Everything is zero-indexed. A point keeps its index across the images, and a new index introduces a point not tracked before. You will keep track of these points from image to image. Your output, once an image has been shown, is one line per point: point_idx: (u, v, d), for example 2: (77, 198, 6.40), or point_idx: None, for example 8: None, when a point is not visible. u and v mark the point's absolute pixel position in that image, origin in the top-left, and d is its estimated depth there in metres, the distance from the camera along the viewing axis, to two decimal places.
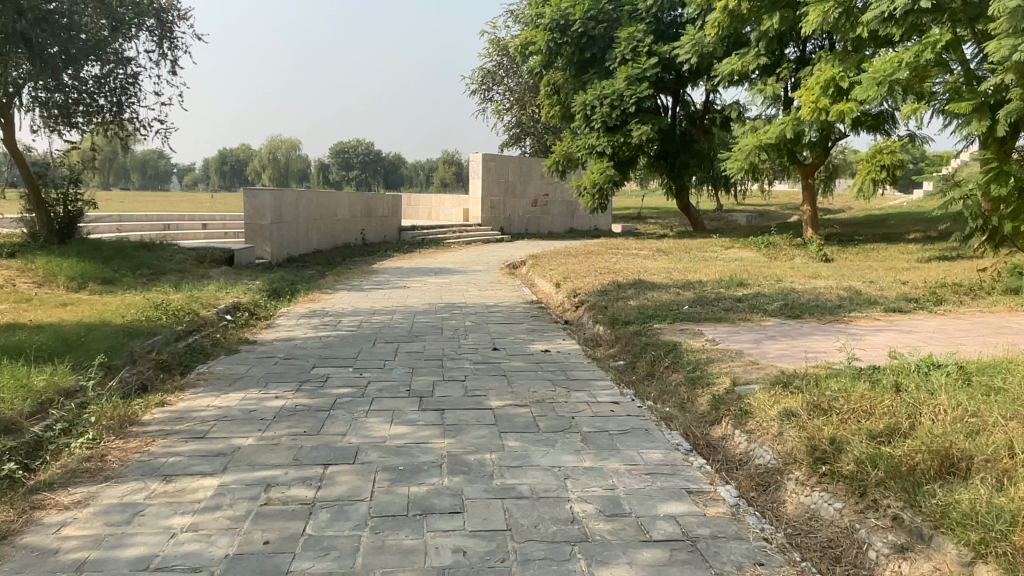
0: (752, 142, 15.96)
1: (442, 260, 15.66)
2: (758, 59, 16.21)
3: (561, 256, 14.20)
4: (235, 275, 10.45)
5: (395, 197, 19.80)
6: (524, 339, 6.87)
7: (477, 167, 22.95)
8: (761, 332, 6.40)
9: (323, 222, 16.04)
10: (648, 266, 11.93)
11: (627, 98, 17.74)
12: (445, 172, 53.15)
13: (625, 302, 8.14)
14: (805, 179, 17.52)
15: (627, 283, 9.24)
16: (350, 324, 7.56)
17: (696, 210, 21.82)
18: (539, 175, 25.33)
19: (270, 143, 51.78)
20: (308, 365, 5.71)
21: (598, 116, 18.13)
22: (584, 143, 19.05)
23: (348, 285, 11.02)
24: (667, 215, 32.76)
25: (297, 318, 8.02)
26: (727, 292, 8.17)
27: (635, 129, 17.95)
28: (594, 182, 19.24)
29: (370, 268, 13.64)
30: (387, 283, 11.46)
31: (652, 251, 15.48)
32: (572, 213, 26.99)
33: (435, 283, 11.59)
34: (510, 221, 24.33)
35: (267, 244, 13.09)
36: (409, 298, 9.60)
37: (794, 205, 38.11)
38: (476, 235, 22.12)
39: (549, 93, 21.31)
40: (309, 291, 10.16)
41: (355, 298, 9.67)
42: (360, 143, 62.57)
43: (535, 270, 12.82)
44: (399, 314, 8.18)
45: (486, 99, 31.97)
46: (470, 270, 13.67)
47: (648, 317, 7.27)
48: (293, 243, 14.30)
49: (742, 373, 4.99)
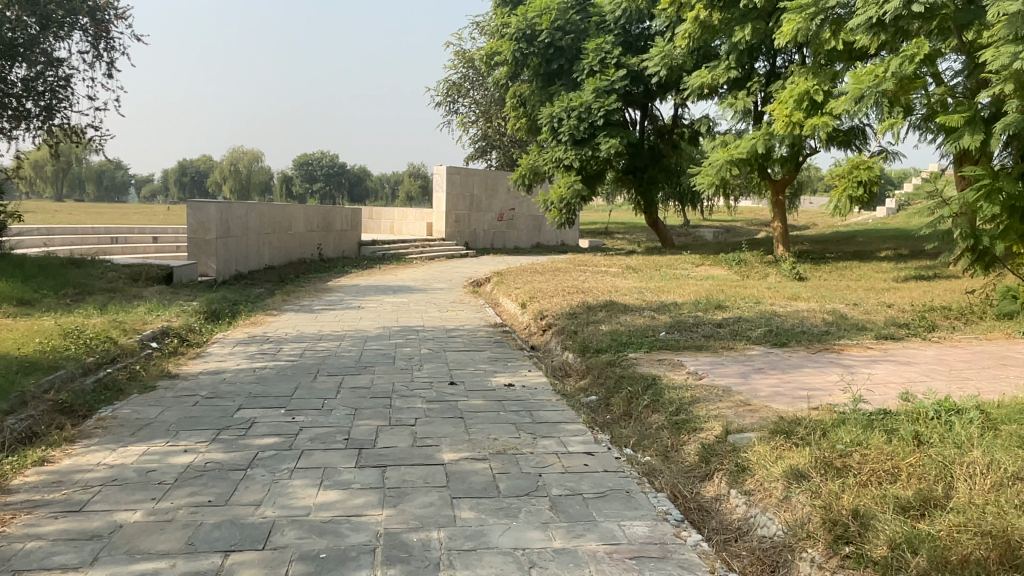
0: (723, 157, 15.53)
1: (402, 277, 14.89)
2: (728, 73, 15.82)
3: (527, 274, 13.56)
4: (172, 295, 9.56)
5: (355, 211, 18.99)
6: (485, 371, 6.16)
7: (441, 180, 22.34)
8: (748, 364, 5.78)
9: (276, 237, 15.16)
10: (618, 285, 11.33)
11: (595, 110, 17.16)
12: (411, 185, 52.44)
13: (596, 327, 7.48)
14: (776, 196, 17.16)
15: (598, 305, 8.59)
16: (291, 353, 6.77)
17: (665, 225, 21.39)
18: (505, 189, 24.74)
19: (230, 155, 50.49)
20: (233, 407, 4.92)
21: (565, 129, 17.54)
22: (551, 156, 18.45)
23: (297, 306, 10.19)
24: (635, 230, 32.44)
25: (233, 345, 7.19)
26: (705, 316, 7.58)
27: (603, 142, 17.39)
28: (561, 197, 18.66)
29: (325, 286, 12.82)
30: (340, 303, 10.67)
31: (621, 269, 14.92)
32: (539, 227, 26.41)
33: (393, 303, 10.84)
34: (475, 236, 23.66)
35: (212, 260, 12.19)
36: (362, 321, 8.83)
37: (760, 221, 38.21)
38: (440, 250, 21.37)
39: (515, 104, 20.72)
40: (253, 313, 9.32)
41: (302, 320, 8.86)
42: (324, 155, 61.44)
43: (499, 289, 12.14)
44: (348, 341, 7.42)
45: (451, 111, 31.34)
46: (431, 288, 12.95)
47: (622, 345, 6.61)
48: (242, 259, 13.41)
49: (734, 418, 4.33)
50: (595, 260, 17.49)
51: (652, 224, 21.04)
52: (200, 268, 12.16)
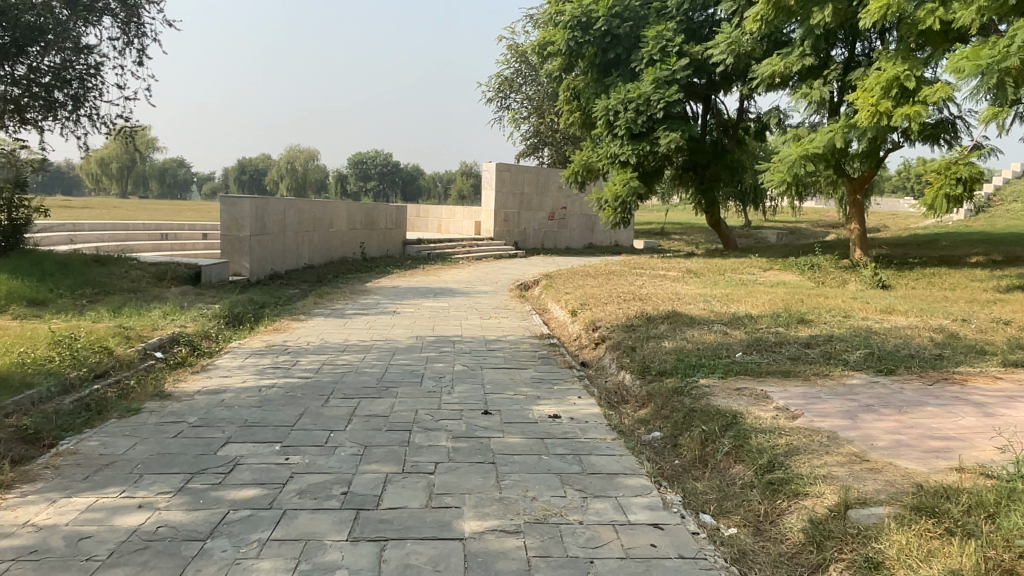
0: (796, 152, 14.23)
1: (445, 278, 14.05)
2: (803, 60, 14.51)
3: (579, 277, 12.55)
4: (195, 297, 8.90)
5: (401, 209, 18.29)
6: (526, 396, 5.20)
7: (490, 178, 21.52)
8: (851, 399, 4.68)
9: (316, 235, 14.52)
10: (680, 292, 10.24)
11: (653, 102, 16.00)
12: (463, 184, 51.96)
13: (658, 343, 6.44)
14: (852, 195, 15.75)
15: (659, 315, 7.55)
16: (307, 368, 5.93)
17: (728, 226, 20.08)
18: (557, 187, 23.75)
19: (287, 153, 50.89)
20: (220, 441, 4.07)
21: (622, 122, 16.44)
22: (606, 152, 17.38)
23: (329, 310, 9.42)
24: (693, 231, 31.03)
25: (245, 356, 6.40)
26: (788, 332, 6.46)
27: (662, 136, 16.20)
28: (616, 195, 17.56)
29: (362, 288, 12.06)
30: (376, 308, 9.86)
31: (681, 272, 13.79)
32: (592, 227, 25.33)
33: (432, 308, 9.98)
34: (525, 235, 22.75)
35: (246, 260, 11.56)
36: (393, 329, 7.97)
37: (826, 223, 36.27)
38: (488, 250, 20.52)
39: (568, 97, 19.68)
40: (279, 317, 8.56)
41: (329, 328, 8.05)
42: (377, 153, 61.44)
43: (549, 293, 11.16)
44: (374, 354, 6.56)
45: (503, 108, 30.49)
46: (475, 292, 12.06)
47: (691, 367, 5.56)
48: (279, 258, 12.78)
49: (852, 484, 3.28)
50: (652, 262, 16.38)
51: (713, 224, 19.76)
52: (232, 268, 11.55)
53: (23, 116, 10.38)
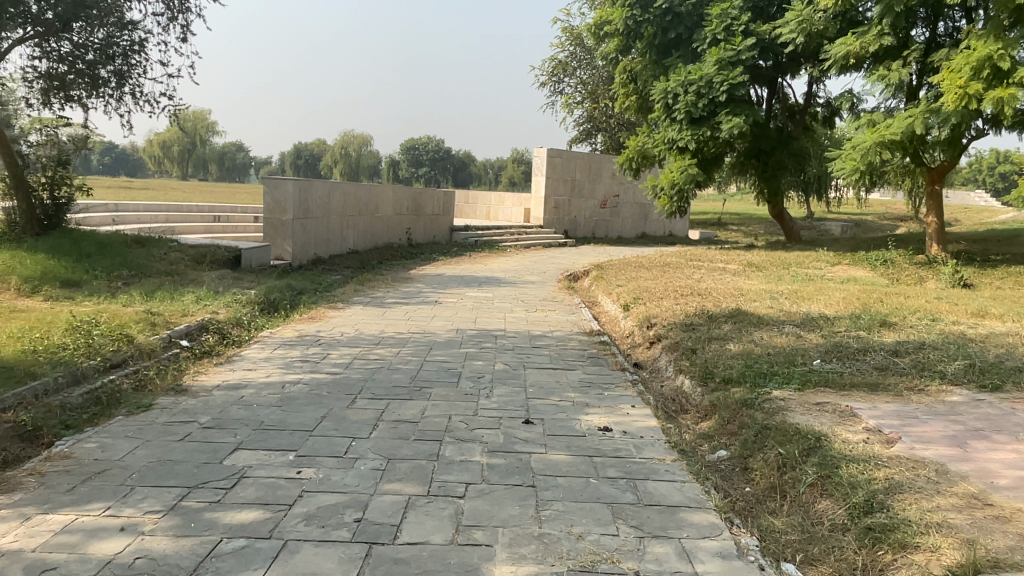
0: (871, 138, 13.22)
1: (492, 267, 13.56)
2: (881, 39, 13.47)
3: (631, 268, 11.90)
4: (233, 282, 8.60)
5: (449, 194, 17.86)
6: (573, 403, 4.64)
7: (541, 164, 20.93)
8: (956, 422, 3.99)
9: (362, 220, 14.19)
10: (741, 287, 9.51)
11: (715, 84, 15.14)
12: (515, 172, 51.42)
13: (723, 346, 5.79)
14: (930, 186, 14.63)
15: (722, 314, 6.89)
16: (336, 362, 5.49)
17: (791, 218, 19.05)
18: (610, 174, 23.00)
19: (342, 138, 51.21)
20: (229, 447, 3.63)
21: (681, 105, 15.63)
22: (664, 137, 16.59)
23: (368, 299, 9.01)
24: (751, 223, 29.84)
25: (274, 347, 6.00)
26: (871, 338, 5.73)
27: (723, 120, 15.33)
28: (673, 182, 16.76)
29: (406, 276, 11.65)
30: (418, 297, 9.41)
31: (742, 266, 13.00)
32: (645, 216, 24.49)
33: (476, 298, 9.48)
34: (576, 224, 22.11)
35: (288, 243, 11.25)
36: (434, 321, 7.49)
37: (894, 217, 34.52)
38: (537, 238, 19.96)
39: (625, 80, 18.91)
40: (316, 305, 8.19)
41: (366, 317, 7.63)
42: (430, 140, 61.33)
43: (600, 285, 10.56)
44: (410, 348, 6.08)
45: (556, 92, 29.77)
46: (522, 282, 11.54)
47: (762, 375, 4.91)
48: (322, 243, 12.47)
49: (977, 538, 2.64)
50: (710, 254, 15.58)
51: (775, 216, 18.77)
52: (275, 251, 11.26)
53: (68, 93, 10.30)
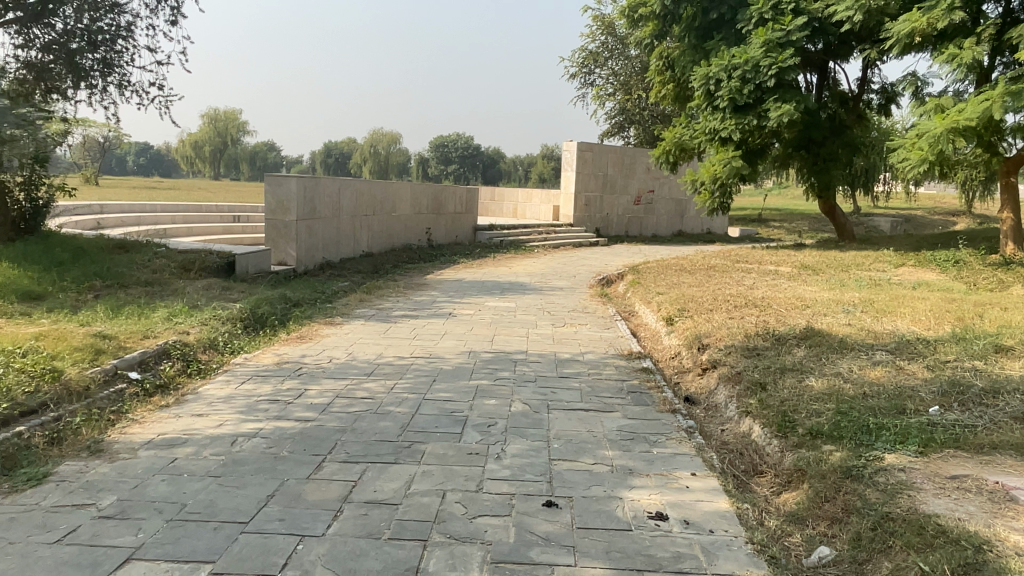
0: (941, 125, 11.74)
1: (517, 270, 12.39)
2: (951, 13, 11.97)
3: (672, 272, 10.63)
4: (219, 292, 7.58)
5: (472, 191, 16.76)
6: (613, 470, 3.46)
7: (570, 158, 19.75)
8: None
9: (376, 220, 13.13)
10: (804, 297, 8.21)
11: (762, 69, 13.77)
12: (546, 168, 50.28)
13: (801, 382, 4.56)
14: (1005, 177, 13.07)
15: (792, 335, 5.64)
16: (311, 403, 4.38)
17: (843, 214, 17.53)
18: (644, 169, 21.69)
19: (371, 136, 50.63)
20: (120, 557, 2.55)
21: (725, 92, 14.28)
22: (705, 127, 15.25)
23: (372, 310, 7.92)
24: (794, 219, 28.21)
25: (243, 379, 4.92)
26: (996, 371, 4.42)
27: (771, 108, 13.94)
28: (715, 176, 15.43)
29: (421, 281, 10.57)
30: (429, 308, 8.28)
31: (795, 268, 11.69)
32: (682, 213, 23.13)
33: (497, 309, 8.34)
34: (608, 221, 20.86)
35: (292, 247, 10.21)
36: (442, 340, 6.36)
37: (948, 212, 32.51)
38: (567, 237, 18.76)
39: (661, 67, 17.61)
40: (311, 319, 7.11)
41: (365, 336, 6.52)
42: (460, 137, 60.44)
43: (637, 293, 9.34)
44: (407, 380, 4.95)
45: (587, 85, 28.55)
46: (549, 288, 10.34)
47: (866, 430, 3.68)
48: (331, 246, 11.43)
49: None
50: (756, 254, 14.24)
51: (826, 212, 17.28)
52: (277, 256, 10.23)
53: (52, 85, 9.32)
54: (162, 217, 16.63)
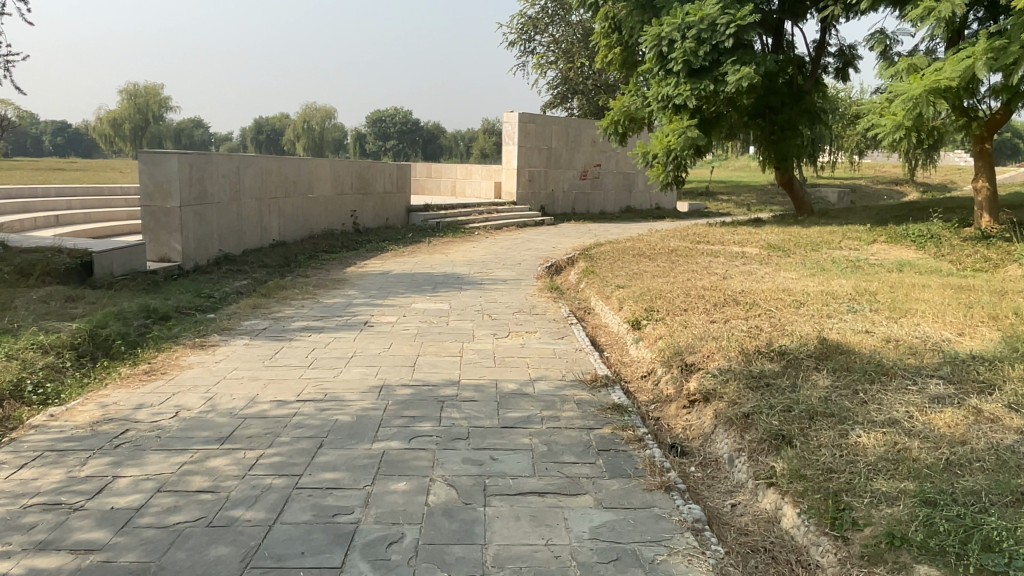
0: (918, 86, 10.63)
1: (453, 258, 10.84)
2: None
3: (631, 259, 9.26)
4: (59, 306, 5.82)
5: (403, 167, 15.05)
6: None
7: (512, 130, 18.17)
8: None
9: (288, 203, 11.34)
10: (791, 288, 6.94)
11: (719, 27, 12.48)
12: (486, 142, 48.52)
13: (845, 437, 3.19)
14: (978, 144, 12.19)
15: (804, 351, 4.28)
16: (112, 511, 2.79)
17: (802, 185, 16.45)
18: (590, 141, 20.30)
19: (303, 111, 47.91)
20: None
21: (678, 53, 12.87)
22: (656, 94, 13.81)
23: (265, 321, 6.26)
24: (743, 192, 27.37)
25: (27, 460, 3.28)
26: None
27: (728, 71, 12.62)
28: (668, 148, 14.04)
29: (338, 276, 8.92)
30: (339, 314, 6.67)
31: (762, 249, 10.49)
32: (629, 187, 21.87)
33: (424, 313, 6.79)
34: (553, 198, 19.44)
35: (176, 239, 8.41)
36: (345, 369, 4.79)
37: (891, 181, 32.33)
38: (510, 217, 17.24)
39: (606, 30, 16.15)
40: (178, 339, 5.43)
41: (242, 365, 4.89)
42: (397, 112, 58.09)
43: (594, 287, 7.93)
44: (278, 449, 3.37)
45: (527, 53, 26.95)
46: (489, 281, 8.84)
47: (985, 543, 2.32)
48: (230, 235, 9.64)
49: None
50: (715, 232, 13.00)
51: (784, 183, 16.16)
52: (158, 250, 8.43)
53: None
54: (46, 202, 14.40)
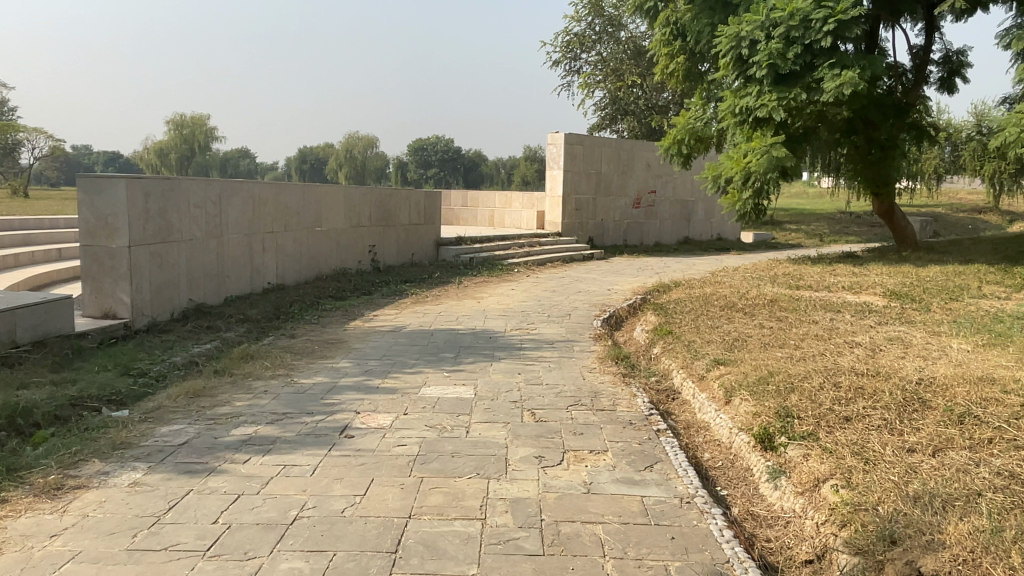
0: None
1: (487, 308, 8.68)
2: None
3: (720, 314, 6.98)
4: None
5: (432, 196, 13.03)
6: None
7: (557, 153, 16.12)
8: None
9: (290, 237, 9.36)
10: (995, 374, 4.58)
11: (813, 23, 10.26)
12: (529, 171, 46.65)
13: None
14: None
15: None
16: None
17: (902, 215, 13.93)
18: (645, 165, 18.11)
19: (346, 140, 46.89)
20: None
21: (762, 56, 10.59)
22: (732, 105, 11.47)
23: (193, 425, 4.14)
24: (812, 221, 24.77)
25: None
26: None
27: (826, 76, 10.34)
28: (747, 170, 11.70)
29: (334, 336, 6.80)
30: (309, 406, 4.51)
31: (885, 298, 8.08)
32: (688, 217, 19.53)
33: (435, 407, 4.58)
34: (603, 229, 17.24)
35: (125, 289, 6.42)
36: (270, 561, 2.61)
37: (976, 209, 29.28)
38: (555, 251, 15.04)
39: (667, 37, 13.99)
40: (25, 477, 3.33)
41: (93, 545, 2.75)
42: (439, 139, 56.77)
43: (681, 360, 5.66)
44: None
45: (573, 72, 25.01)
46: (530, 345, 6.63)
47: None
48: (207, 281, 7.65)
49: None
50: (807, 271, 10.60)
51: (882, 213, 13.66)
52: (102, 303, 6.45)
53: None
54: (47, 232, 12.74)
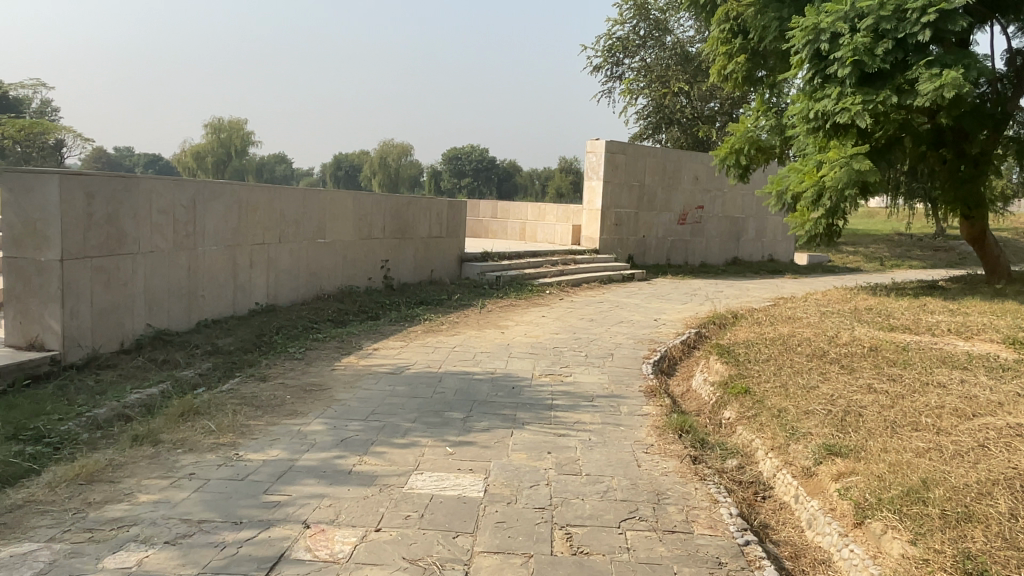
0: None
1: (511, 342, 7.20)
2: None
3: (809, 366, 5.42)
4: None
5: (456, 206, 11.62)
6: None
7: (596, 162, 14.65)
8: None
9: (284, 250, 8.01)
10: None
11: (909, 13, 8.69)
12: (565, 183, 45.17)
13: None
14: None
15: None
16: None
17: (992, 239, 12.17)
18: (692, 178, 16.51)
19: (380, 148, 46.04)
20: None
21: (845, 51, 8.99)
22: (805, 110, 9.85)
23: (51, 547, 2.72)
24: (871, 243, 22.84)
25: None
26: None
27: (921, 77, 8.75)
28: (820, 185, 10.10)
29: (317, 380, 5.39)
30: (241, 511, 3.08)
31: (1010, 348, 6.42)
32: (737, 235, 17.84)
33: (424, 516, 3.10)
34: (644, 246, 15.68)
35: (55, 315, 5.11)
36: None
37: None
38: (592, 270, 13.54)
39: (725, 35, 12.34)
40: None
41: None
42: (474, 149, 55.68)
43: (770, 440, 4.13)
44: None
45: (614, 78, 23.51)
46: (563, 401, 5.14)
47: None
48: (174, 302, 6.32)
49: None
50: (893, 305, 8.98)
51: (971, 238, 11.91)
52: (28, 330, 5.14)
53: None
54: None
